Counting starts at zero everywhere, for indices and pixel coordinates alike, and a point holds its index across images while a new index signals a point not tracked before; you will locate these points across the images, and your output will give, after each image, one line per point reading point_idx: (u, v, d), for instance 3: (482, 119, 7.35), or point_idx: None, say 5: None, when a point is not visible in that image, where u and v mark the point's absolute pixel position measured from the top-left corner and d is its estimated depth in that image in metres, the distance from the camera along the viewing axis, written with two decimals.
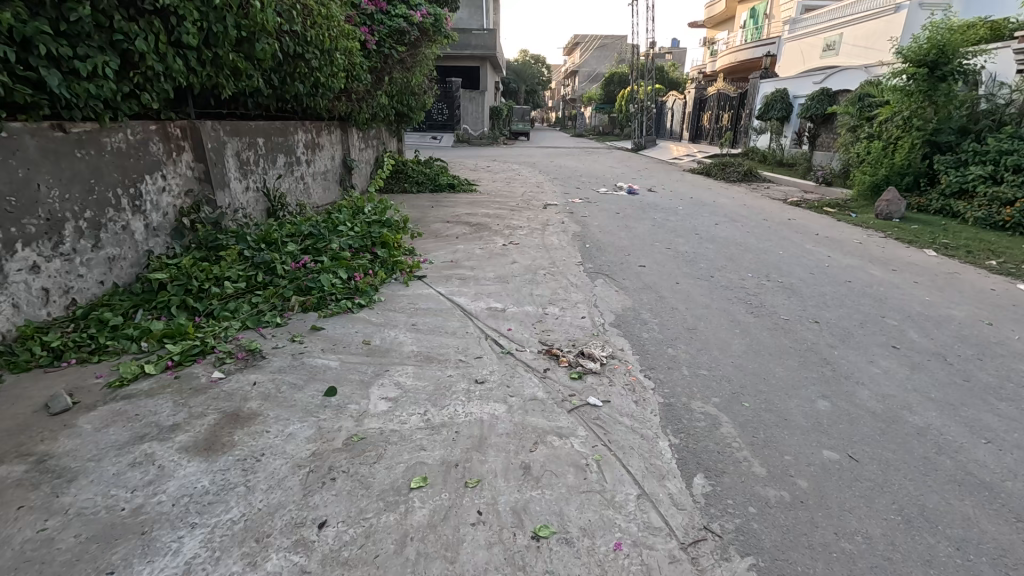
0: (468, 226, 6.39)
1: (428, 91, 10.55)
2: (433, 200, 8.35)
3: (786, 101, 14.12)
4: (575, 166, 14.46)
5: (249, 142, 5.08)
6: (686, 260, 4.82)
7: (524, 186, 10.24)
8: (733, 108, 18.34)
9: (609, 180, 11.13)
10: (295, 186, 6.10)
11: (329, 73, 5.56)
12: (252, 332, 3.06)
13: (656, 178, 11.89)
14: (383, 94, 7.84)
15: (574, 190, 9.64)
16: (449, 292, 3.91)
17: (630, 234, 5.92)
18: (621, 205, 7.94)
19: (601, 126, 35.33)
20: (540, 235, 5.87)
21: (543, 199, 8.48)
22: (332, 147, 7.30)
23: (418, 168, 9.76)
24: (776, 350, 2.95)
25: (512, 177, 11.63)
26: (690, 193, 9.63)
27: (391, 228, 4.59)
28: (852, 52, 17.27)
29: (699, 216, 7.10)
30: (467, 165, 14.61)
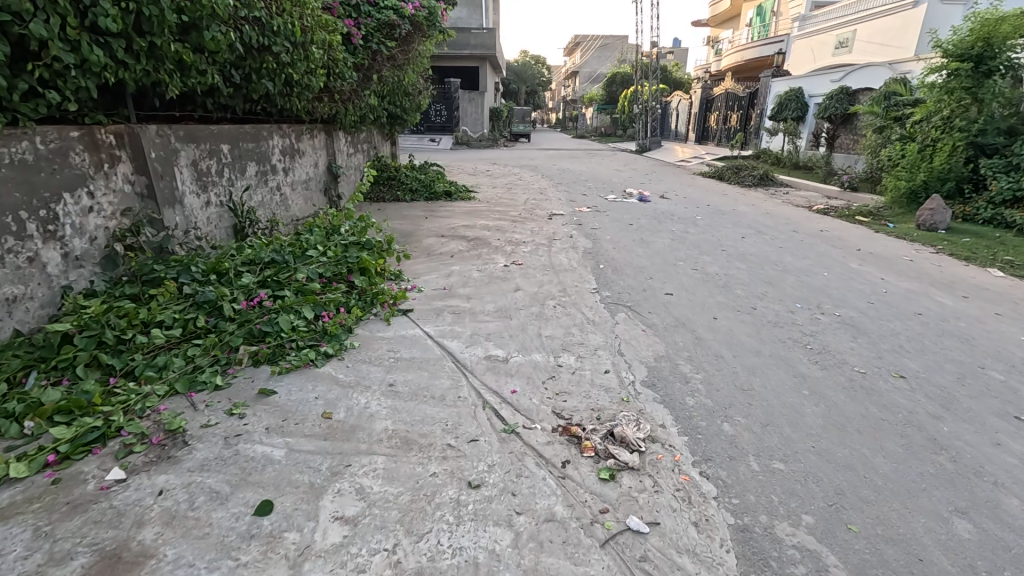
0: (465, 241, 5.71)
1: (423, 92, 9.85)
2: (427, 210, 7.67)
3: (801, 100, 13.43)
4: (579, 169, 13.76)
5: (209, 149, 4.38)
6: (717, 285, 4.13)
7: (526, 192, 9.55)
8: (742, 108, 17.65)
9: (616, 185, 10.43)
10: (268, 198, 5.41)
11: (306, 69, 4.86)
12: (180, 401, 2.36)
13: (667, 183, 11.19)
14: (372, 94, 7.15)
15: (580, 196, 8.97)
16: (439, 333, 3.21)
17: (647, 251, 5.24)
18: (633, 214, 7.24)
19: (603, 127, 34.62)
20: (547, 252, 5.17)
21: (548, 207, 7.81)
22: (314, 153, 6.61)
23: (412, 174, 9.07)
24: (865, 424, 2.24)
25: (513, 182, 10.94)
26: (705, 199, 8.92)
27: (372, 250, 3.91)
28: (867, 50, 16.61)
29: (721, 227, 6.42)
30: (466, 169, 13.92)
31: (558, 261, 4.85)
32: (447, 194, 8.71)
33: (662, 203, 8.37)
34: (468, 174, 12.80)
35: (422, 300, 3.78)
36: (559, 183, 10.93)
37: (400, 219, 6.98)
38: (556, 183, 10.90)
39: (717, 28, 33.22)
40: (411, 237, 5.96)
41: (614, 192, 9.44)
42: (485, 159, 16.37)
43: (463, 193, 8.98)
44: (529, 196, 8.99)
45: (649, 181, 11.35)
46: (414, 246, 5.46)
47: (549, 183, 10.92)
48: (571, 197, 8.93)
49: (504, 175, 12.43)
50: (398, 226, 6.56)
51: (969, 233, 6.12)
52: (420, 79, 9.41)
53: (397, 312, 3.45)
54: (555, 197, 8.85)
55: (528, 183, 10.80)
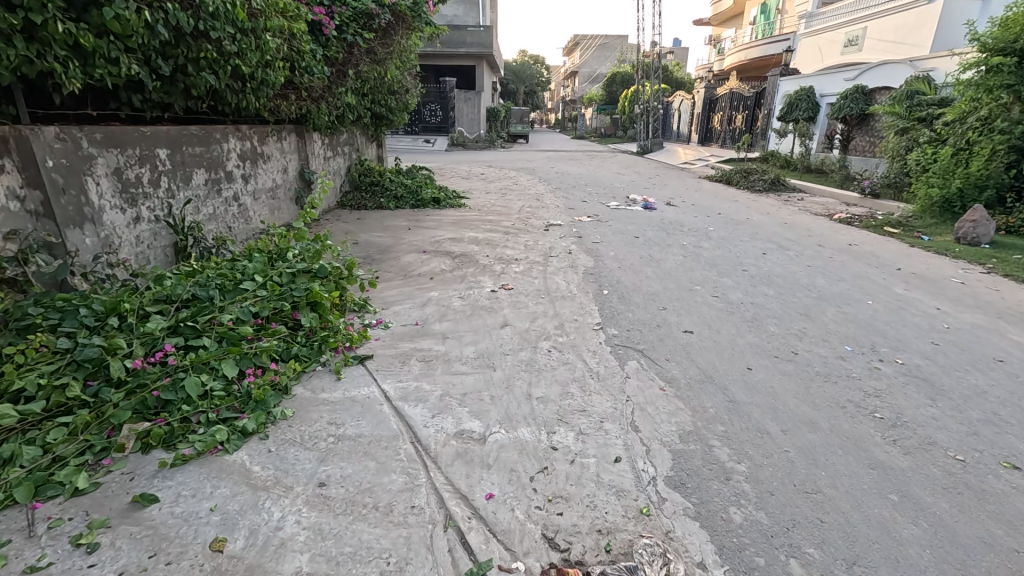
0: (450, 258, 5.02)
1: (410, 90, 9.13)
2: (412, 219, 6.99)
3: (812, 100, 12.76)
4: (578, 172, 13.07)
5: (139, 155, 3.69)
6: (745, 320, 3.46)
7: (521, 198, 8.86)
8: (748, 108, 16.99)
9: (618, 190, 9.74)
10: (221, 210, 4.72)
11: (260, 61, 4.16)
12: (14, 521, 1.66)
13: (671, 187, 10.53)
14: (349, 91, 6.45)
15: (579, 203, 8.29)
16: (401, 391, 2.53)
17: (658, 271, 4.56)
18: (638, 225, 6.56)
19: (602, 128, 33.93)
20: (542, 274, 4.48)
21: (544, 217, 7.13)
22: (282, 158, 5.92)
23: (397, 178, 8.39)
24: (993, 560, 1.56)
25: (508, 187, 10.26)
26: (715, 206, 8.26)
27: (326, 279, 3.21)
28: (878, 48, 15.97)
29: (737, 241, 5.74)
30: (460, 172, 13.23)
31: (555, 285, 4.17)
32: (436, 200, 8.02)
33: (668, 211, 7.70)
34: (461, 178, 12.10)
35: (387, 342, 3.09)
36: (557, 187, 10.24)
37: (380, 230, 6.30)
38: (554, 188, 10.21)
39: (719, 27, 32.54)
40: (389, 252, 5.28)
41: (617, 199, 8.76)
42: (480, 161, 15.66)
43: (452, 199, 8.28)
44: (525, 203, 8.30)
45: (653, 186, 10.65)
46: (391, 266, 4.77)
47: (546, 187, 10.23)
48: (570, 204, 8.25)
49: (499, 179, 11.74)
50: (376, 238, 5.87)
51: (1017, 247, 5.46)
52: (406, 75, 8.69)
53: (350, 363, 2.76)
54: (552, 204, 8.18)
55: (524, 188, 10.10)
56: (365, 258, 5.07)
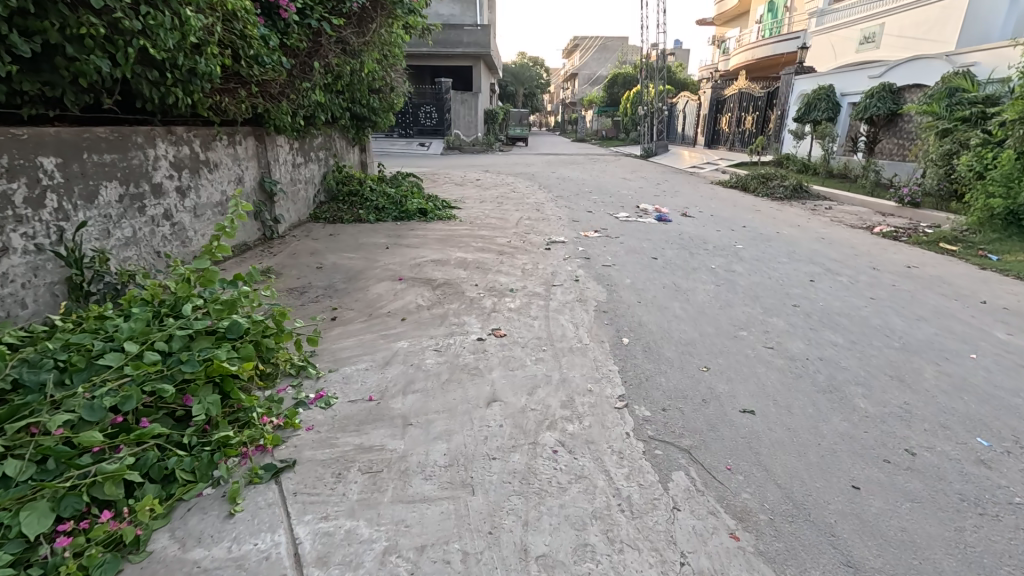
0: (429, 289, 4.10)
1: (394, 89, 8.24)
2: (393, 234, 6.09)
3: (832, 99, 11.89)
4: (581, 178, 12.18)
5: (5, 165, 2.77)
6: (821, 390, 2.53)
7: (519, 208, 7.96)
8: (760, 109, 16.10)
9: (625, 199, 8.84)
10: (144, 231, 3.80)
11: (180, 45, 3.26)
12: None
13: (684, 195, 9.61)
14: (317, 88, 5.56)
15: (583, 214, 7.39)
16: (325, 541, 1.61)
17: (688, 308, 3.64)
18: (652, 242, 5.66)
19: (604, 131, 33.05)
20: (542, 312, 3.56)
21: (544, 232, 6.22)
22: (234, 166, 5.01)
23: (379, 187, 7.48)
24: None
25: (505, 195, 9.34)
26: (736, 218, 7.36)
27: (241, 341, 2.29)
28: (897, 45, 15.11)
29: (775, 264, 4.82)
30: (454, 177, 12.30)
31: (559, 330, 3.25)
32: (422, 212, 7.11)
33: (685, 224, 6.80)
34: (454, 184, 11.20)
35: (322, 434, 2.16)
36: (558, 195, 9.35)
37: (352, 249, 5.38)
38: (555, 196, 9.32)
39: (722, 26, 31.71)
40: (358, 280, 4.36)
41: (624, 209, 7.88)
42: (476, 166, 14.77)
43: (441, 210, 7.38)
44: (522, 214, 7.40)
45: (664, 193, 9.75)
46: (355, 300, 3.85)
47: (546, 195, 9.33)
48: (574, 215, 7.35)
49: (494, 185, 10.85)
50: (345, 261, 4.95)
51: None
52: (389, 73, 7.80)
53: (255, 481, 1.84)
54: (553, 215, 7.28)
55: (522, 196, 9.20)
56: (327, 288, 4.16)
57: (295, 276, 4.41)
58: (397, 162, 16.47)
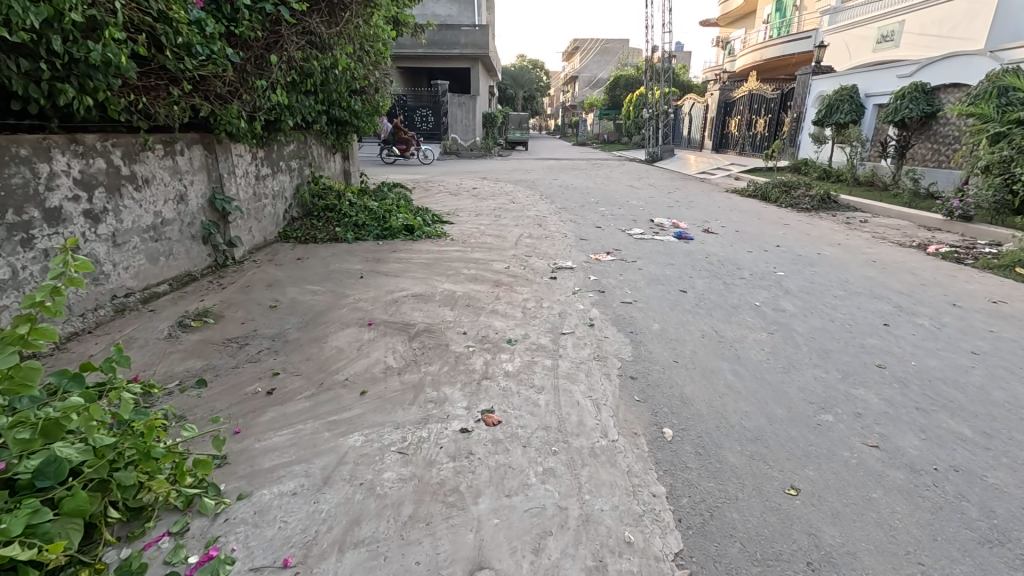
0: (405, 340, 3.23)
1: (376, 88, 7.38)
2: (373, 258, 5.23)
3: (856, 101, 11.06)
4: (585, 186, 11.32)
5: None
6: (982, 540, 1.65)
7: (518, 222, 7.10)
8: (774, 112, 15.26)
9: (636, 211, 7.99)
10: (30, 270, 2.95)
11: (53, 23, 2.42)
12: None
13: (700, 206, 8.75)
14: (278, 87, 4.69)
15: (590, 231, 6.53)
16: None
17: (741, 374, 2.76)
18: (677, 269, 4.78)
19: (606, 135, 32.22)
20: (550, 381, 2.68)
21: (547, 254, 5.36)
22: (173, 181, 4.13)
23: (361, 201, 6.62)
24: None
25: (503, 206, 8.47)
26: (764, 234, 6.49)
27: (61, 489, 1.41)
28: (918, 44, 14.28)
29: (831, 300, 3.95)
30: (450, 185, 11.44)
31: (573, 415, 2.37)
32: (409, 229, 6.26)
33: (708, 242, 5.96)
34: (447, 194, 10.33)
35: None
36: (561, 206, 8.50)
37: (320, 279, 4.51)
38: (558, 207, 8.45)
39: (727, 27, 30.91)
40: (318, 324, 3.49)
41: (636, 223, 7.04)
42: (473, 173, 13.93)
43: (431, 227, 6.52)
44: (522, 230, 6.54)
45: (677, 204, 8.91)
46: (307, 360, 2.96)
47: (548, 207, 8.47)
48: (581, 231, 6.50)
49: (492, 195, 9.98)
50: (308, 295, 4.06)
51: None
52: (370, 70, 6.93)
53: None
54: (557, 232, 6.42)
55: (522, 208, 8.33)
56: (275, 338, 3.28)
57: (240, 320, 3.54)
58: (389, 168, 15.66)
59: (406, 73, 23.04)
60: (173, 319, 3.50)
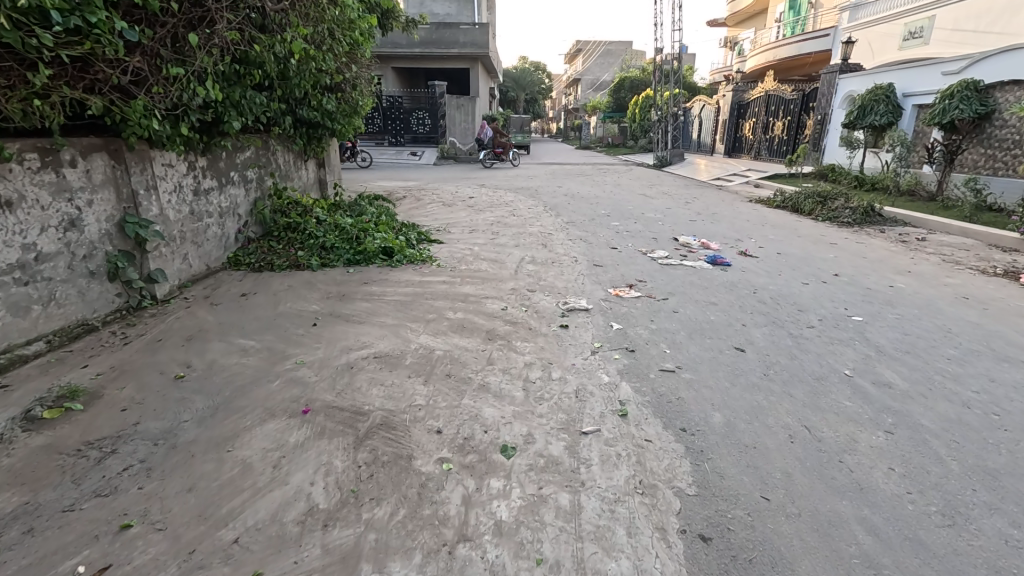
0: (350, 448, 2.16)
1: (351, 84, 6.37)
2: (336, 294, 4.18)
3: (893, 101, 10.07)
4: (592, 195, 10.27)
5: None
6: None
7: (519, 241, 6.06)
8: (795, 114, 14.27)
9: (654, 227, 6.97)
10: None
11: None
12: None
13: (727, 220, 7.70)
14: (210, 77, 3.65)
15: (605, 254, 5.49)
16: None
17: (880, 533, 1.69)
18: (723, 313, 3.71)
19: (611, 139, 31.23)
20: (569, 552, 1.62)
21: (554, 287, 4.31)
22: (57, 203, 3.09)
23: (332, 217, 5.58)
24: None
25: (502, 221, 7.43)
26: (813, 258, 5.42)
27: None
28: (951, 40, 13.22)
29: (948, 367, 2.88)
30: (444, 195, 10.40)
31: None
32: (389, 253, 5.23)
33: (749, 269, 4.90)
34: (441, 204, 9.28)
35: None
36: (569, 220, 7.47)
37: (260, 327, 3.46)
38: (565, 221, 7.41)
39: (736, 27, 29.87)
40: (231, 412, 2.43)
41: (657, 243, 6.00)
42: (471, 179, 12.91)
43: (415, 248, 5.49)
44: (523, 253, 5.50)
45: (699, 217, 7.86)
46: (187, 492, 1.90)
47: (554, 221, 7.43)
48: (594, 254, 5.46)
49: (490, 205, 8.95)
50: (233, 356, 3.01)
51: None
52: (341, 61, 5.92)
53: None
54: (566, 255, 5.39)
55: (523, 223, 7.29)
56: (158, 440, 2.23)
57: (120, 405, 2.48)
58: (383, 175, 14.67)
59: (402, 74, 22.07)
60: (24, 404, 2.45)
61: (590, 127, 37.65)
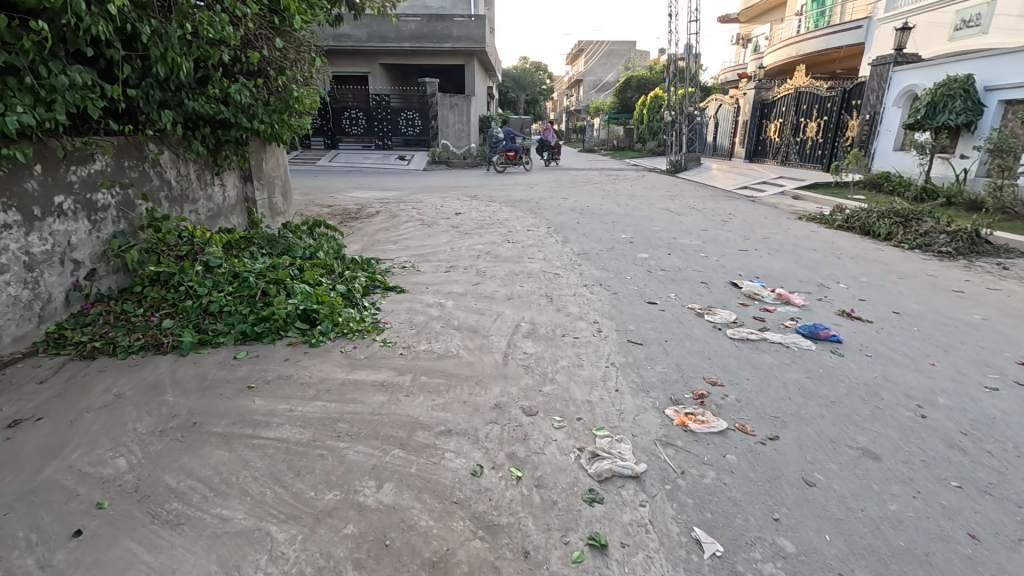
0: None
1: (277, 68, 4.59)
2: (181, 421, 2.35)
3: (972, 97, 8.28)
4: (606, 211, 8.47)
5: None
6: None
7: (514, 289, 4.25)
8: (834, 114, 12.51)
9: (696, 263, 5.16)
10: None
11: None
12: None
13: (787, 249, 5.91)
14: None
15: (640, 315, 3.68)
16: None
17: None
18: (905, 489, 1.89)
19: (617, 142, 29.45)
20: None
21: (570, 401, 2.49)
22: None
23: (234, 259, 3.76)
24: None
25: (492, 252, 5.64)
26: (955, 324, 3.60)
27: None
28: (1016, 26, 11.39)
29: None
30: (426, 211, 8.61)
31: None
32: (311, 321, 3.43)
33: (877, 353, 3.07)
34: (419, 224, 7.47)
35: None
36: (581, 251, 5.66)
37: None
38: (576, 252, 5.60)
39: (750, 24, 28.19)
40: None
41: (710, 293, 4.19)
42: (461, 190, 11.10)
43: (356, 309, 3.70)
44: (518, 314, 3.69)
45: (748, 245, 6.06)
46: None
47: (562, 251, 5.62)
48: (625, 316, 3.65)
49: (480, 226, 7.13)
50: None
51: None
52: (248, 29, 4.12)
53: None
54: (583, 319, 3.58)
55: (521, 255, 5.49)
56: None
57: None
58: (361, 183, 12.82)
59: (391, 71, 20.28)
60: None
61: (594, 130, 35.83)
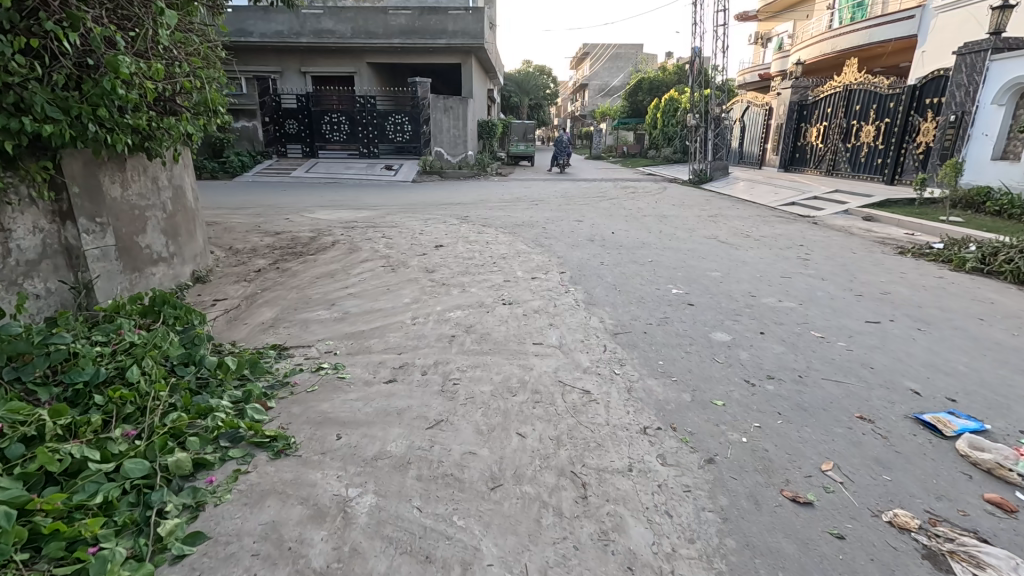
0: None
1: (70, 19, 2.50)
2: None
3: None
4: (636, 242, 6.37)
5: None
6: None
7: (508, 448, 2.15)
8: (898, 116, 10.40)
9: (820, 358, 3.04)
10: None
11: None
12: None
13: (938, 318, 3.79)
14: None
15: (801, 568, 1.55)
16: None
17: None
18: None
19: (629, 148, 27.39)
20: None
21: None
22: None
23: None
24: None
25: (474, 327, 3.54)
26: None
27: None
28: None
29: None
30: (398, 241, 6.53)
31: None
32: None
33: None
34: (382, 264, 5.40)
35: None
36: (618, 325, 3.56)
37: None
38: (610, 329, 3.49)
39: (770, 20, 26.19)
40: None
41: (905, 465, 2.05)
42: (450, 209, 9.01)
43: (135, 550, 1.59)
44: (511, 561, 1.58)
45: (871, 311, 3.93)
46: None
47: (587, 328, 3.51)
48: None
49: (466, 270, 5.04)
50: None
51: None
52: None
53: None
54: None
55: (521, 335, 3.38)
56: None
57: None
58: (334, 198, 10.75)
59: (381, 71, 18.32)
60: None
61: (602, 135, 33.75)
